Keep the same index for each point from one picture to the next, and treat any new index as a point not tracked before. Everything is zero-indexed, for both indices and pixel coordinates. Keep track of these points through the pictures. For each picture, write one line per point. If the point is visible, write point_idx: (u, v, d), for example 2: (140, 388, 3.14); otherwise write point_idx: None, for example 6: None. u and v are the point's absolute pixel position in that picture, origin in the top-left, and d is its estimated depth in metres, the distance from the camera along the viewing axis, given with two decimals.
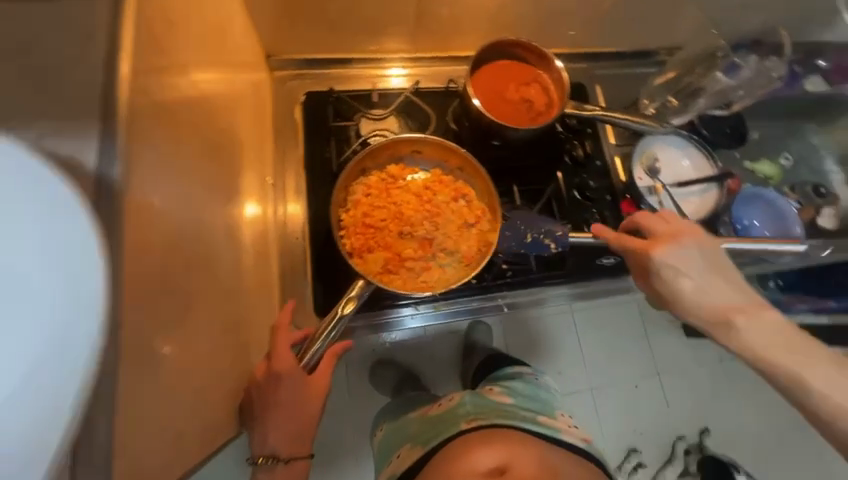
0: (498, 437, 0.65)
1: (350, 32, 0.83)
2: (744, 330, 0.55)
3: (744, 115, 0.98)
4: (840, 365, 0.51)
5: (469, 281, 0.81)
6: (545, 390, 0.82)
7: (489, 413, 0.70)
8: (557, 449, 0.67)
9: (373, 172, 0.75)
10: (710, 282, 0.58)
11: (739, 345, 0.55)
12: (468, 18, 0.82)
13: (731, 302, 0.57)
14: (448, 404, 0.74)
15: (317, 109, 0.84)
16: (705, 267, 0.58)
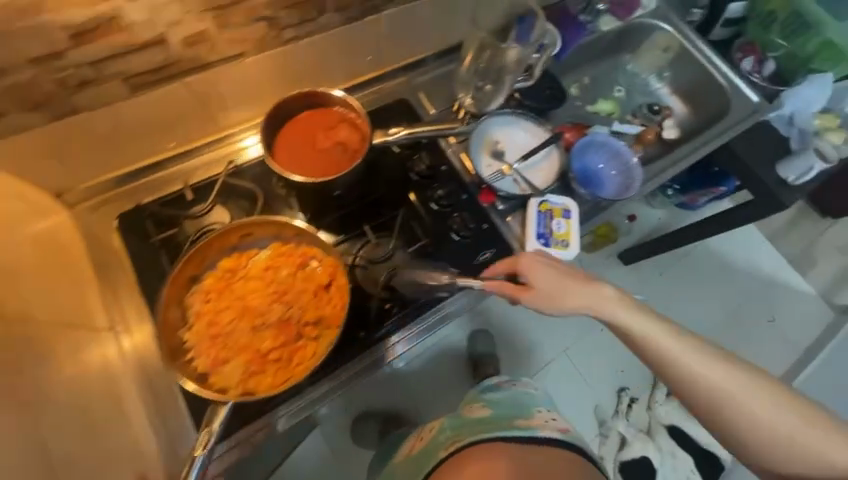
0: (474, 456, 0.68)
1: (135, 140, 0.76)
2: (589, 304, 0.72)
3: (553, 75, 1.03)
4: (635, 309, 0.71)
5: (358, 334, 0.76)
6: (524, 395, 0.85)
7: (468, 432, 0.74)
8: (534, 446, 0.69)
9: (207, 275, 0.69)
10: (613, 301, 0.72)
11: (592, 311, 0.72)
12: (251, 83, 0.78)
13: (555, 288, 0.73)
14: (431, 437, 0.79)
15: (133, 229, 0.77)
16: (603, 291, 0.72)
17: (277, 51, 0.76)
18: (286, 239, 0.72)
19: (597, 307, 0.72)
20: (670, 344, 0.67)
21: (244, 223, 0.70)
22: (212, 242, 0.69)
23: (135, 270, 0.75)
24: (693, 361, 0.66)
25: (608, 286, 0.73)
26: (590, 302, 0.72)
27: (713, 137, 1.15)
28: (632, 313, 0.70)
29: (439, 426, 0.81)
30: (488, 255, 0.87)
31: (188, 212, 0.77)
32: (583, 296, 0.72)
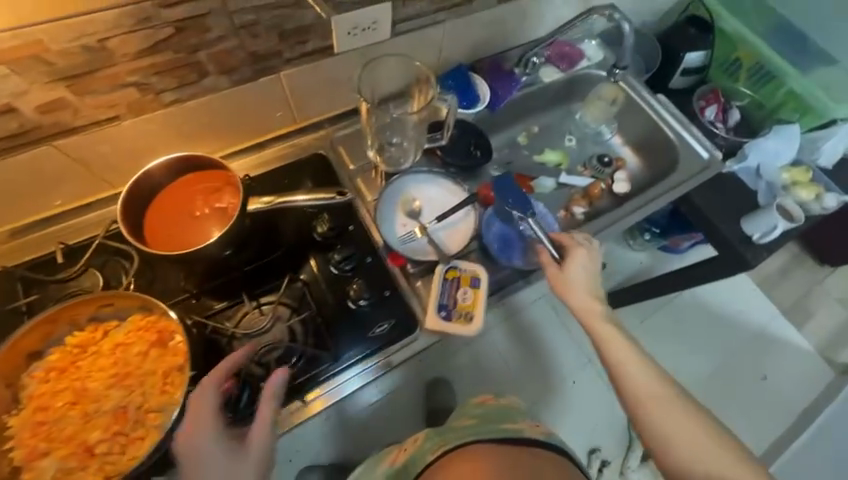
0: (465, 455, 0.69)
1: (11, 201, 0.74)
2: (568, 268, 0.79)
3: (479, 129, 1.00)
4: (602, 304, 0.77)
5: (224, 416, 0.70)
6: (510, 407, 0.83)
7: (452, 435, 0.76)
8: (522, 448, 0.71)
9: (53, 350, 0.65)
10: (581, 289, 0.77)
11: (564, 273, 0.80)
12: (134, 145, 0.75)
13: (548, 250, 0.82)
14: (412, 444, 0.80)
15: (1, 291, 0.73)
16: (588, 278, 0.78)
17: (159, 113, 0.73)
18: (149, 313, 0.66)
19: (576, 298, 0.77)
20: (620, 347, 0.72)
21: (99, 296, 0.64)
22: (59, 316, 0.63)
23: None
24: (634, 368, 0.70)
25: (591, 278, 0.79)
26: (569, 289, 0.78)
27: (662, 192, 1.04)
28: (603, 312, 0.76)
29: (422, 437, 0.81)
30: (384, 328, 0.81)
31: (56, 275, 0.74)
32: (577, 277, 0.78)
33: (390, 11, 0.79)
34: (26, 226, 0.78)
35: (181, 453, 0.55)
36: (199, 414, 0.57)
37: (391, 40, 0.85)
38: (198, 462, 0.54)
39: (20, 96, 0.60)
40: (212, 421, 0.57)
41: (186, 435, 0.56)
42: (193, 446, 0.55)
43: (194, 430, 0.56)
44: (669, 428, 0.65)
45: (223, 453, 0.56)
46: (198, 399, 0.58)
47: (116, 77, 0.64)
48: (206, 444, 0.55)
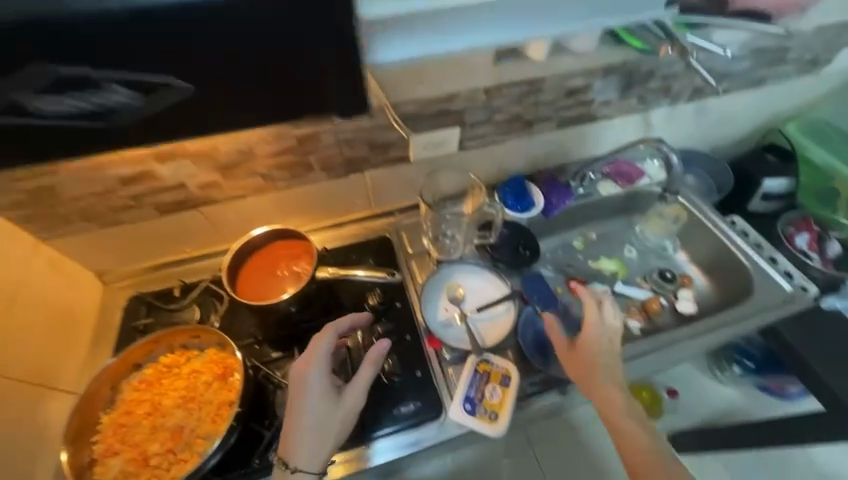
0: None
1: (161, 245, 1.00)
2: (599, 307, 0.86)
3: (528, 230, 1.08)
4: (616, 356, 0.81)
5: (252, 463, 0.77)
6: None
7: None
8: None
9: (150, 364, 0.81)
10: (599, 358, 0.80)
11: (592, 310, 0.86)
12: (251, 215, 0.99)
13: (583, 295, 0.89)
14: None
15: (132, 310, 0.97)
16: (603, 339, 0.82)
17: (273, 195, 0.96)
18: (223, 348, 0.81)
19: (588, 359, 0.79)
20: (622, 403, 0.76)
21: (192, 327, 0.82)
22: (162, 338, 0.82)
23: (116, 344, 0.93)
24: (629, 423, 0.75)
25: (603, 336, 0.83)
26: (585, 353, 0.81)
27: (730, 324, 0.99)
28: (616, 377, 0.79)
29: None
30: (410, 408, 0.83)
31: (169, 305, 0.95)
32: (593, 339, 0.82)
33: (458, 133, 0.97)
34: (165, 264, 1.03)
35: (299, 378, 0.72)
36: (316, 355, 0.73)
37: (457, 154, 1.03)
38: (310, 391, 0.70)
39: (191, 177, 0.86)
40: (320, 365, 0.72)
41: (308, 366, 0.72)
42: (307, 377, 0.71)
43: (311, 364, 0.72)
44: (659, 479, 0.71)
45: (331, 391, 0.71)
46: (322, 343, 0.74)
47: (251, 168, 0.89)
48: (317, 378, 0.71)
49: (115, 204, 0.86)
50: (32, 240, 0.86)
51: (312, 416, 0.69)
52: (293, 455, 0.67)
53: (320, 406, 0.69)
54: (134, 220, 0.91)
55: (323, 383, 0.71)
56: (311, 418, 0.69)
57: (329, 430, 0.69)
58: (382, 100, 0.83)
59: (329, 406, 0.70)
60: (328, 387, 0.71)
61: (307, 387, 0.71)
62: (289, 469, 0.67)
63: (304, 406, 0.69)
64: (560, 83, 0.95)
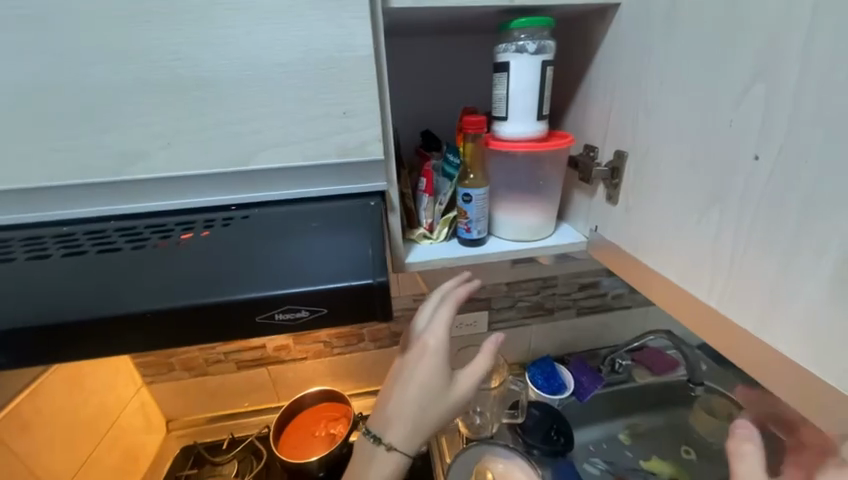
0: None
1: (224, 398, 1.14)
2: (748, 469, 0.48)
3: (559, 413, 1.08)
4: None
5: None
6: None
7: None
8: None
9: None
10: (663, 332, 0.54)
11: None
12: (306, 377, 1.15)
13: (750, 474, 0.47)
14: None
15: (180, 459, 1.05)
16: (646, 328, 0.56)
17: (329, 358, 1.14)
18: None
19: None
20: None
21: None
22: None
23: None
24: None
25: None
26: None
27: None
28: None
29: None
30: None
31: (216, 458, 1.04)
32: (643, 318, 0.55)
33: (486, 315, 1.16)
34: (230, 415, 1.15)
35: (416, 347, 0.60)
36: (436, 329, 0.61)
37: (487, 332, 1.18)
38: (423, 369, 0.58)
39: (272, 339, 1.08)
40: (439, 342, 0.60)
41: (430, 341, 0.59)
42: (425, 350, 0.59)
43: (434, 334, 0.60)
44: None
45: (446, 372, 0.59)
46: (447, 314, 0.62)
47: (316, 335, 1.11)
48: (436, 357, 0.58)
49: (207, 359, 1.07)
50: (140, 380, 1.07)
51: (420, 395, 0.57)
52: (392, 429, 0.58)
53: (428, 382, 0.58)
54: (217, 373, 1.10)
55: (438, 366, 0.58)
56: (416, 395, 0.57)
57: (428, 414, 0.57)
58: (424, 291, 1.07)
59: (440, 389, 0.58)
60: (446, 365, 0.59)
61: (423, 356, 0.59)
62: (380, 446, 0.58)
63: (413, 385, 0.57)
64: (571, 279, 1.16)
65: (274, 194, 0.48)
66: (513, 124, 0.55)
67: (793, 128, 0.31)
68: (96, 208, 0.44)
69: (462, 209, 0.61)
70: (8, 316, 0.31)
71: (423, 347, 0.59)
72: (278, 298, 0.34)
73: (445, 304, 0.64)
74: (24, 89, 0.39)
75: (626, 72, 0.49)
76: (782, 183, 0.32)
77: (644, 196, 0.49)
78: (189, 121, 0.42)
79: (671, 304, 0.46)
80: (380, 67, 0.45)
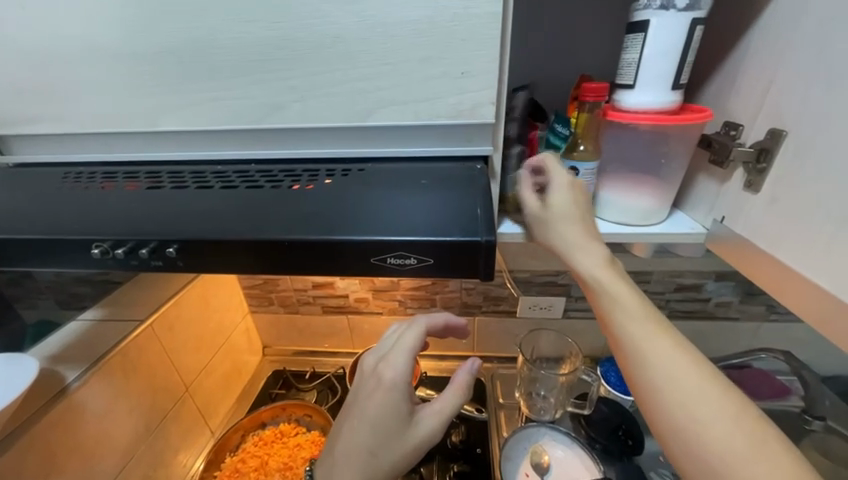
0: None
1: (309, 337, 1.29)
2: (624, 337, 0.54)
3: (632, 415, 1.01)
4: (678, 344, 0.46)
5: None
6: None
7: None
8: None
9: (269, 426, 1.01)
10: (579, 235, 0.51)
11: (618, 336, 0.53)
12: (379, 330, 1.24)
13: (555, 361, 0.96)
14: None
15: (272, 379, 1.23)
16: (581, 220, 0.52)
17: (401, 317, 1.21)
18: (324, 433, 0.97)
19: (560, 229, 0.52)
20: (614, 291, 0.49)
21: (309, 406, 1.01)
22: (286, 407, 1.03)
23: (254, 403, 1.17)
24: (622, 291, 0.49)
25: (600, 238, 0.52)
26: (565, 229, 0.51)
27: None
28: (591, 241, 0.51)
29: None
30: None
31: (299, 385, 1.19)
32: (563, 233, 0.51)
33: (564, 301, 1.11)
34: (313, 350, 1.30)
35: (369, 377, 0.55)
36: (397, 358, 0.55)
37: (561, 319, 1.14)
38: (375, 402, 0.52)
39: (354, 292, 1.18)
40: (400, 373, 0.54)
41: (386, 372, 0.54)
42: (380, 381, 0.53)
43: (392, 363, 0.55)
44: (686, 390, 0.43)
45: (400, 413, 0.52)
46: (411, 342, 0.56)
47: (393, 294, 1.17)
48: (390, 393, 0.52)
49: (300, 299, 1.21)
50: (246, 308, 1.24)
51: (367, 439, 0.50)
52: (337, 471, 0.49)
53: (380, 419, 0.51)
54: (306, 313, 1.24)
55: (392, 401, 0.52)
56: (363, 437, 0.50)
57: (375, 460, 0.49)
58: (503, 267, 1.06)
59: (391, 431, 0.50)
60: (401, 403, 0.52)
61: (374, 389, 0.52)
62: None
63: (361, 419, 0.51)
64: (667, 277, 1.05)
65: (385, 151, 0.51)
66: (639, 92, 0.49)
67: None
68: (242, 152, 0.52)
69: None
70: (188, 230, 0.39)
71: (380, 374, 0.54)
72: (392, 243, 0.36)
73: (407, 332, 0.59)
74: (199, 46, 0.46)
75: (807, 36, 0.40)
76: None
77: (799, 183, 0.41)
78: (321, 76, 0.46)
79: (818, 317, 0.40)
80: (505, 23, 0.43)
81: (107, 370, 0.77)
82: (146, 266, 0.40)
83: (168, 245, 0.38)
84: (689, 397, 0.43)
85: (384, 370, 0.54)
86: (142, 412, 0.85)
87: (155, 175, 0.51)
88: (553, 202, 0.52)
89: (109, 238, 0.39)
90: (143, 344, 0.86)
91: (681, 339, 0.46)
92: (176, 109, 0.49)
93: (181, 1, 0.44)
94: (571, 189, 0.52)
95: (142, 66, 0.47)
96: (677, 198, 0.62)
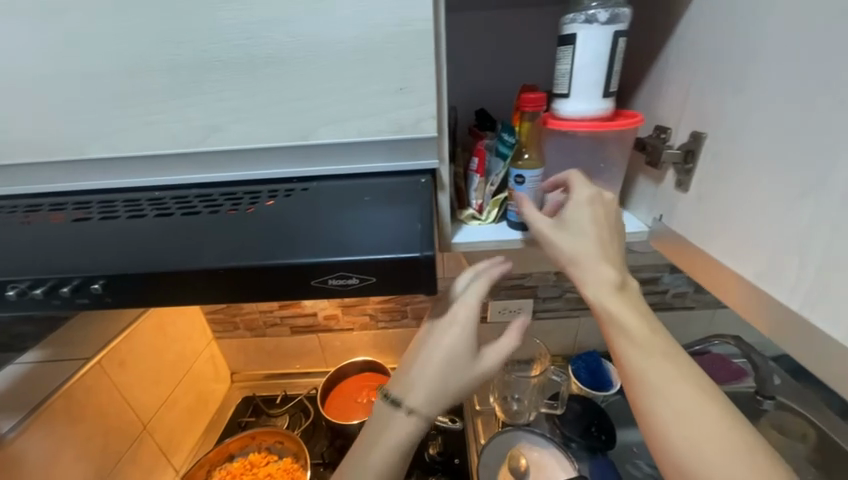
0: None
1: (278, 359, 1.25)
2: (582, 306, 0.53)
3: (602, 410, 1.04)
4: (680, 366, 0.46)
5: None
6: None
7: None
8: None
9: (238, 458, 0.97)
10: (589, 255, 0.51)
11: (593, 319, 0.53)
12: (351, 346, 1.22)
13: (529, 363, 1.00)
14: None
15: (241, 408, 1.18)
16: (593, 238, 0.52)
17: (373, 331, 1.19)
18: (297, 459, 0.94)
19: (570, 245, 0.52)
20: (619, 310, 0.49)
21: (280, 432, 0.97)
22: (255, 436, 0.99)
23: (222, 434, 1.11)
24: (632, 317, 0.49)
25: (614, 257, 0.52)
26: (577, 244, 0.52)
27: None
28: (596, 261, 0.51)
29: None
30: None
31: (270, 410, 1.15)
32: (573, 243, 0.52)
33: (532, 303, 1.13)
34: (284, 372, 1.26)
35: (457, 323, 0.54)
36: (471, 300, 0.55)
37: (531, 320, 1.16)
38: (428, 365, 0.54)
39: (322, 309, 1.15)
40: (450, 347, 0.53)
41: (461, 312, 0.54)
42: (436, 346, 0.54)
43: (452, 331, 0.54)
44: (681, 406, 0.44)
45: (467, 351, 0.53)
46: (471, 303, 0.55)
47: (363, 308, 1.15)
48: (466, 333, 0.53)
49: (266, 321, 1.17)
50: (210, 334, 1.18)
51: (437, 373, 0.53)
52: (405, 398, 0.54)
53: (453, 353, 0.53)
54: (274, 335, 1.20)
55: (463, 343, 0.53)
56: (431, 374, 0.53)
57: (444, 391, 0.53)
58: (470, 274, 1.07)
59: (459, 365, 0.53)
60: (466, 350, 0.53)
61: (448, 332, 0.54)
62: (399, 410, 0.55)
63: (417, 378, 0.54)
64: (627, 273, 1.08)
65: (331, 168, 0.50)
66: (574, 101, 0.52)
67: None
68: (180, 176, 0.50)
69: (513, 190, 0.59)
70: (115, 263, 0.37)
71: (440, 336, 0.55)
72: (332, 264, 0.36)
73: (482, 274, 0.57)
74: (125, 69, 0.44)
75: (714, 46, 0.44)
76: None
77: (720, 182, 0.44)
78: (259, 96, 0.45)
79: (744, 307, 0.42)
80: (438, 40, 0.44)
81: (49, 414, 0.71)
82: (71, 305, 0.37)
83: (92, 281, 0.36)
84: (685, 409, 0.44)
85: (458, 311, 0.54)
86: (92, 458, 0.79)
87: (85, 205, 0.48)
88: (567, 220, 0.53)
89: (25, 278, 0.36)
90: (90, 384, 0.79)
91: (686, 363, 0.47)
92: (105, 135, 0.47)
93: (103, 25, 0.42)
94: (591, 206, 0.53)
95: (63, 92, 0.45)
96: (622, 199, 0.65)
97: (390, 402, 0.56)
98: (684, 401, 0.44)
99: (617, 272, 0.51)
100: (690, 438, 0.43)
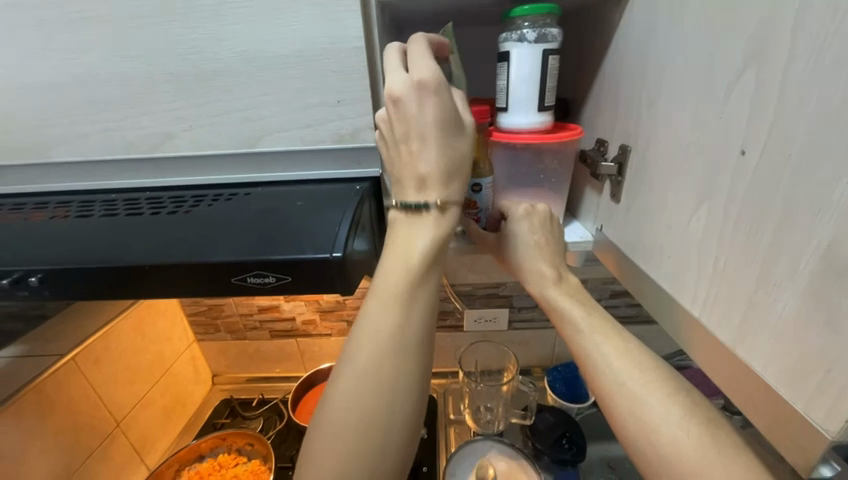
0: None
1: (258, 364, 1.25)
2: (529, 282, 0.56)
3: (575, 423, 1.03)
4: (624, 352, 0.46)
5: None
6: None
7: None
8: None
9: (207, 458, 0.98)
10: (530, 256, 0.55)
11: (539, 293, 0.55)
12: (328, 353, 1.23)
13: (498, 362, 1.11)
14: None
15: (219, 408, 1.19)
16: (530, 243, 0.55)
17: None
18: (264, 462, 0.94)
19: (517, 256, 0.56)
20: (561, 301, 0.52)
21: (251, 435, 0.99)
22: (226, 437, 1.00)
23: (197, 434, 1.13)
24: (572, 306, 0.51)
25: (555, 256, 0.56)
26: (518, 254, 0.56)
27: None
28: (536, 260, 0.55)
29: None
30: None
31: (246, 413, 1.15)
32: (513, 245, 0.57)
33: (507, 312, 1.13)
34: (263, 376, 1.26)
35: (428, 98, 0.43)
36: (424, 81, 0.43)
37: (506, 330, 1.16)
38: (392, 325, 0.45)
39: (300, 314, 1.16)
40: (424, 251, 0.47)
41: (428, 102, 0.43)
42: (408, 254, 0.47)
43: (431, 225, 0.47)
44: (634, 387, 0.44)
45: (454, 127, 0.45)
46: (402, 307, 0.46)
47: (340, 315, 1.16)
48: (444, 110, 0.44)
49: (246, 324, 1.18)
50: (192, 336, 1.20)
51: (440, 163, 0.46)
52: (412, 195, 0.48)
53: (444, 143, 0.45)
54: (253, 338, 1.21)
55: (442, 122, 0.44)
56: (433, 160, 0.46)
57: (457, 170, 0.47)
58: (445, 282, 1.08)
59: (457, 150, 0.46)
60: (452, 114, 0.45)
61: (425, 103, 0.43)
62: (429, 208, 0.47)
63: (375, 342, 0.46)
64: (601, 284, 1.05)
65: (280, 175, 0.53)
66: (512, 114, 0.54)
67: (781, 116, 0.27)
68: (139, 181, 0.53)
69: (470, 199, 0.59)
70: (49, 258, 0.40)
71: (410, 234, 0.48)
72: (250, 263, 0.38)
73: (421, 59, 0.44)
74: (86, 83, 0.47)
75: (633, 63, 0.46)
76: (756, 185, 0.30)
77: (641, 194, 0.45)
78: (206, 106, 0.48)
79: (659, 314, 0.43)
80: (373, 58, 0.47)
81: (21, 405, 0.74)
82: (12, 296, 0.40)
83: (30, 275, 0.39)
84: (631, 391, 0.44)
85: (425, 99, 0.43)
86: (59, 449, 0.82)
87: (45, 206, 0.51)
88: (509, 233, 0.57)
89: None
90: (63, 378, 0.83)
91: (632, 349, 0.47)
92: (66, 142, 0.50)
93: (63, 42, 0.46)
94: (527, 219, 0.57)
95: (29, 102, 0.49)
96: (573, 208, 0.67)
97: (407, 209, 0.48)
98: (631, 380, 0.44)
99: (555, 269, 0.55)
100: (637, 417, 0.43)
